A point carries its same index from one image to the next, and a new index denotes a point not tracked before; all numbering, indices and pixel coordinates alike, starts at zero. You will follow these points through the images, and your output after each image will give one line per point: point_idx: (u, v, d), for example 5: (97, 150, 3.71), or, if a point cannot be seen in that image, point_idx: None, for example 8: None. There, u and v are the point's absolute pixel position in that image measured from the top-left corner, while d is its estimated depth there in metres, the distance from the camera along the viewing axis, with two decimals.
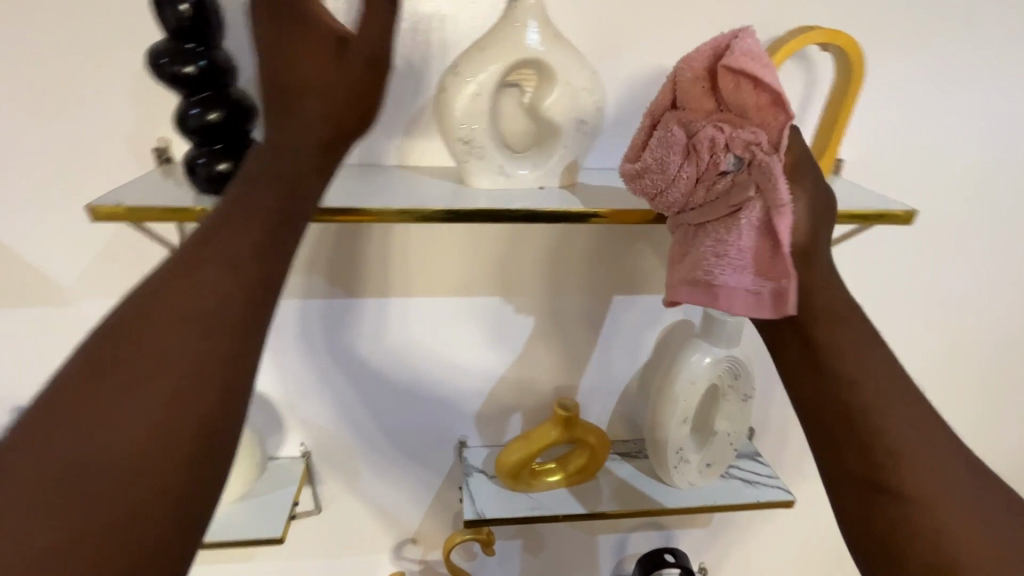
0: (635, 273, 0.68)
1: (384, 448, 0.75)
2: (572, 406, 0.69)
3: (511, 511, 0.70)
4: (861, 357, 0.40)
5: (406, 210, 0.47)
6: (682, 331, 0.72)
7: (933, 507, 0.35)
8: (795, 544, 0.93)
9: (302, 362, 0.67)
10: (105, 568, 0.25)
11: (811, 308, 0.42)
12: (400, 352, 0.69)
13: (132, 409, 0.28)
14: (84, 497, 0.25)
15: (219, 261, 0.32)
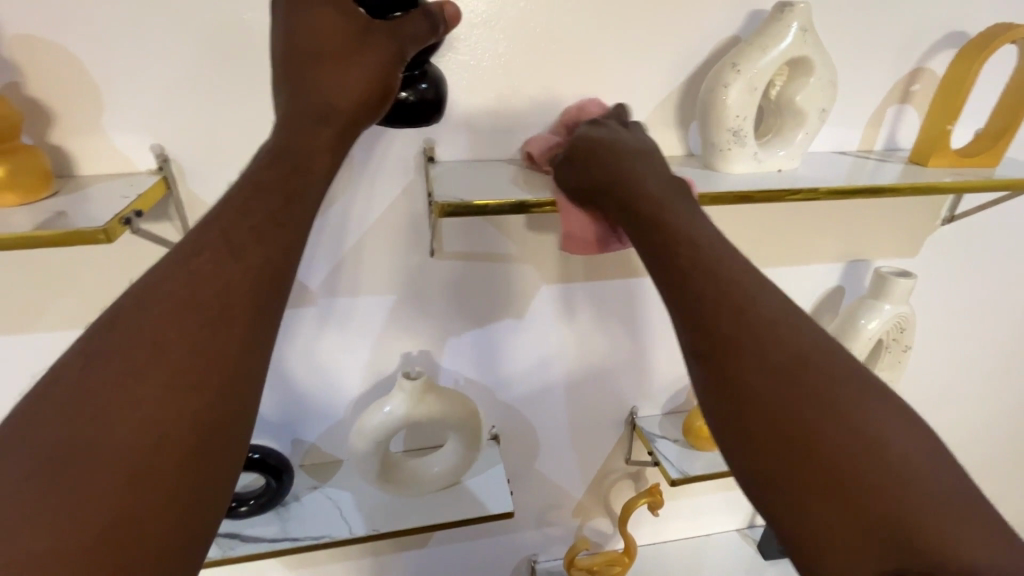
0: (797, 244, 0.77)
1: (564, 420, 0.82)
2: None
3: (705, 470, 0.77)
4: (751, 300, 0.38)
5: (700, 194, 0.54)
6: (834, 295, 0.82)
7: (853, 463, 0.32)
8: None
9: (450, 334, 0.71)
10: (85, 497, 0.27)
11: (675, 250, 0.41)
12: (592, 330, 0.76)
13: (149, 361, 0.30)
14: (75, 423, 0.28)
15: (241, 217, 0.36)
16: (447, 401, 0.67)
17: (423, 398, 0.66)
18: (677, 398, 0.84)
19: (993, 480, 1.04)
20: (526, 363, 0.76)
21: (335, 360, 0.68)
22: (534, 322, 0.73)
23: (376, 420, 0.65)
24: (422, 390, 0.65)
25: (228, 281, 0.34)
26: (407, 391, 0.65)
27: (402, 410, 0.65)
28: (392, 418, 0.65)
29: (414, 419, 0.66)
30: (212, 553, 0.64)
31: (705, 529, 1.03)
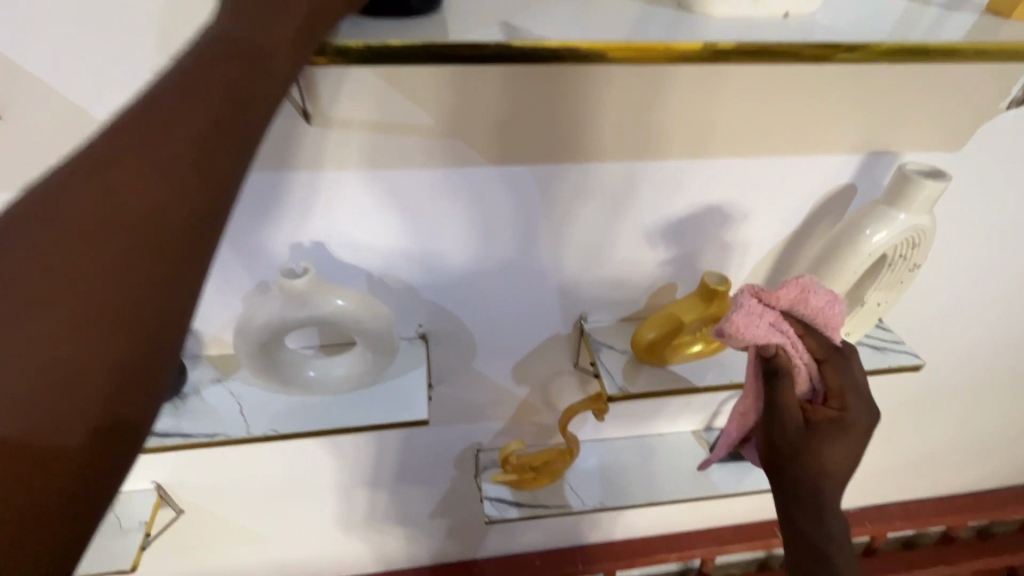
0: (803, 127, 0.60)
1: (503, 322, 0.73)
2: (721, 280, 0.65)
3: (651, 387, 0.69)
4: (828, 436, 0.54)
5: (657, 42, 0.37)
6: (842, 198, 0.67)
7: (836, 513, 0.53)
8: (876, 396, 0.99)
9: (418, 227, 0.62)
10: None
11: (823, 457, 0.53)
12: (530, 224, 0.64)
13: (43, 294, 0.27)
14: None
15: (172, 129, 0.30)
16: (342, 307, 0.57)
17: (311, 300, 0.56)
18: (632, 305, 0.74)
19: (956, 390, 1.00)
20: (452, 260, 0.65)
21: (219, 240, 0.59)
22: (532, 216, 0.63)
23: (257, 321, 0.56)
24: (308, 289, 0.55)
25: (150, 212, 0.30)
26: (291, 291, 0.55)
27: (286, 313, 0.56)
28: (272, 320, 0.56)
29: (302, 322, 0.57)
30: None
31: (657, 425, 1.01)
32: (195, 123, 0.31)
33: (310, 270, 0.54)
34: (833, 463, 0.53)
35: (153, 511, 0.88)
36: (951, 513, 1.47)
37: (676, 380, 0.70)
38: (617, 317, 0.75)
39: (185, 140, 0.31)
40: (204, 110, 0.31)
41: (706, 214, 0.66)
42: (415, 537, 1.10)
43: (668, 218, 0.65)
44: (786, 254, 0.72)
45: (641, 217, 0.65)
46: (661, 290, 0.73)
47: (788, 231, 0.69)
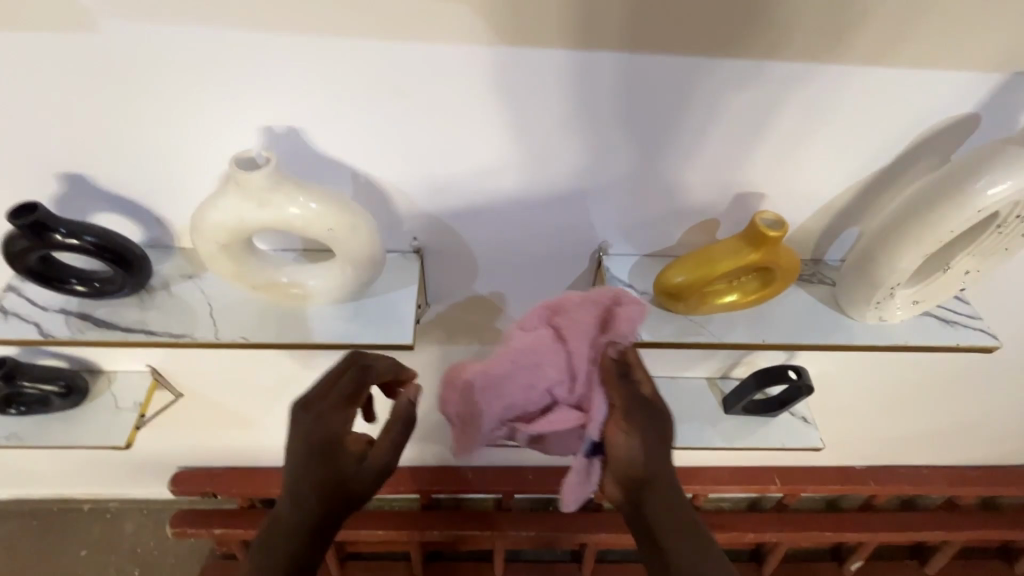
0: (917, 29, 0.45)
1: (510, 245, 0.64)
2: (776, 225, 0.53)
3: (668, 336, 0.61)
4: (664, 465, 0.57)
5: None
6: (956, 135, 0.53)
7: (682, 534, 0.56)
8: (925, 369, 0.88)
9: (484, 136, 0.52)
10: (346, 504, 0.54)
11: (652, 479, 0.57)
12: (554, 131, 0.52)
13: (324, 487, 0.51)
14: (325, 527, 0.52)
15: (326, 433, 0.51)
16: (309, 212, 0.47)
17: (273, 201, 0.46)
18: (663, 240, 0.64)
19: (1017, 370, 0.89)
20: (457, 167, 0.55)
21: (185, 112, 0.50)
22: (628, 136, 0.53)
23: (214, 220, 0.48)
24: (269, 186, 0.46)
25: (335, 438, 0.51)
26: (249, 187, 0.46)
27: (244, 211, 0.47)
28: (231, 220, 0.47)
29: (264, 226, 0.48)
30: (61, 332, 0.55)
31: (670, 367, 0.95)
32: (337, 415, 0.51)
33: (270, 163, 0.45)
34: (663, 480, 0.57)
35: (149, 393, 0.89)
36: (963, 484, 1.41)
37: (699, 333, 0.62)
38: (643, 251, 0.65)
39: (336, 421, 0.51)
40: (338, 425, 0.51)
41: (772, 138, 0.53)
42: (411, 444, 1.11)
43: (718, 140, 0.53)
44: (863, 199, 0.59)
45: (688, 137, 0.53)
46: (700, 226, 0.62)
47: (875, 170, 0.56)
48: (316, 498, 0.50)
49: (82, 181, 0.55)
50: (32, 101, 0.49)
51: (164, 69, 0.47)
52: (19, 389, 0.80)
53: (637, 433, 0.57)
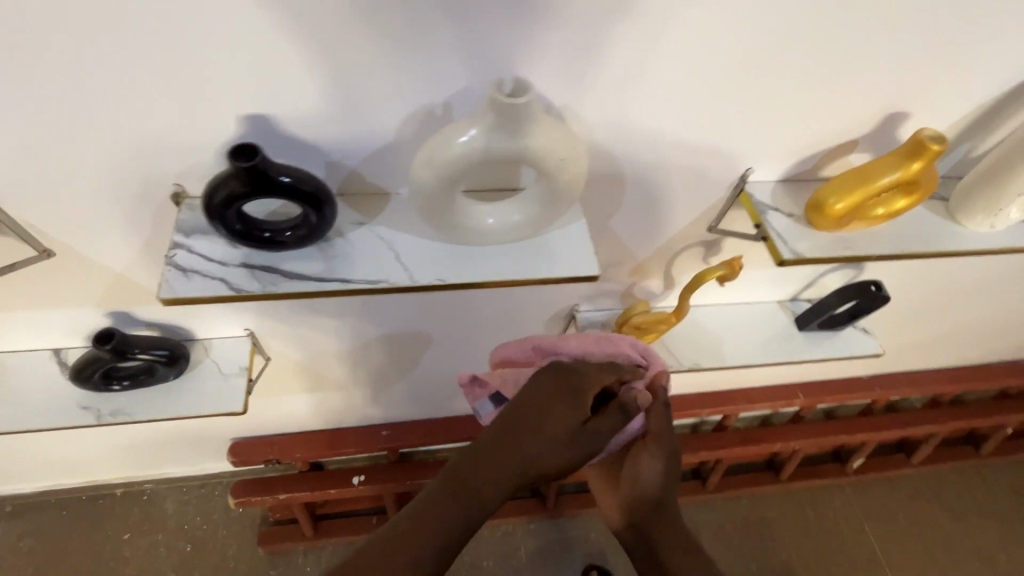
0: None
1: (662, 173, 0.69)
2: (938, 138, 0.58)
3: (824, 252, 0.66)
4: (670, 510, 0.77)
5: None
6: None
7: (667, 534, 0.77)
8: (974, 280, 0.99)
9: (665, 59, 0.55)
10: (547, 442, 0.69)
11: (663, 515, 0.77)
12: (741, 55, 0.56)
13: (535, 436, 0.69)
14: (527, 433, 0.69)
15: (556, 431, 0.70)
16: (552, 146, 0.51)
17: (527, 132, 0.49)
18: (800, 165, 0.69)
19: None
20: (642, 95, 0.58)
21: (405, 47, 0.51)
22: (793, 57, 0.57)
23: (456, 150, 0.50)
24: (528, 116, 0.49)
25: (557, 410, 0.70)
26: (508, 114, 0.48)
27: (498, 139, 0.49)
28: (476, 149, 0.50)
29: (507, 157, 0.51)
30: (251, 286, 0.53)
31: (747, 293, 1.03)
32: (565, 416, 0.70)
33: (532, 95, 0.48)
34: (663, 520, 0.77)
35: (251, 357, 0.87)
36: (955, 381, 1.61)
37: (848, 248, 0.67)
38: (780, 176, 0.70)
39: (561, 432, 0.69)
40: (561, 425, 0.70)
41: (927, 57, 0.58)
42: None
43: (870, 61, 0.58)
44: (983, 118, 0.66)
45: (845, 58, 0.58)
46: (839, 149, 0.67)
47: (1004, 88, 0.63)
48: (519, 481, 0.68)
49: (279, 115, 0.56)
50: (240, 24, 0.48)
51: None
52: (125, 362, 0.76)
53: (658, 460, 0.76)
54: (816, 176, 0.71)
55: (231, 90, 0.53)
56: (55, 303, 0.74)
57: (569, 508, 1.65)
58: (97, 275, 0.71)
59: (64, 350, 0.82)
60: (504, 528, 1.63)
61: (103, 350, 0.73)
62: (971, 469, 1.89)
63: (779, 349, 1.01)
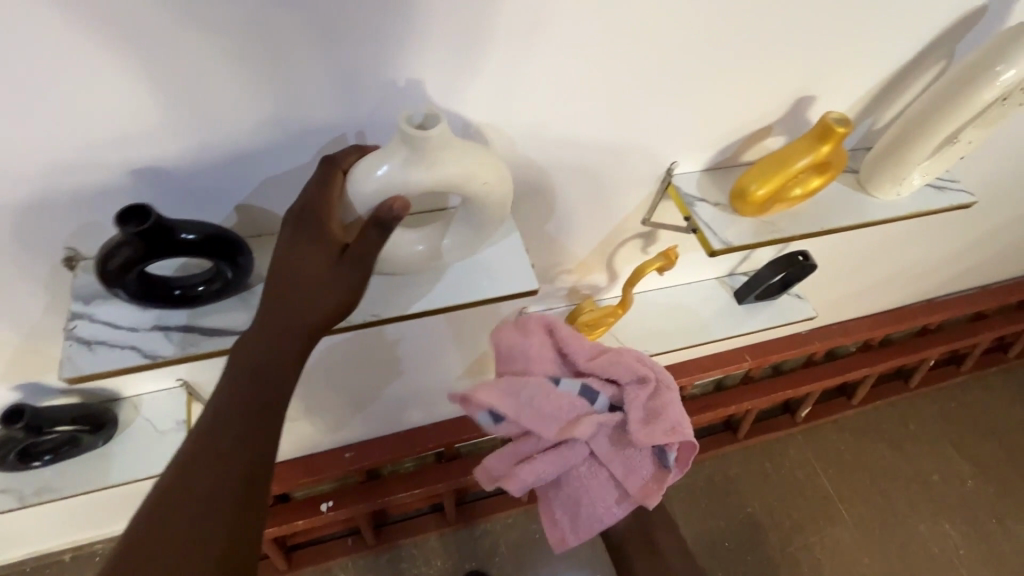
0: None
1: (588, 173, 0.69)
2: (843, 121, 0.61)
3: (751, 237, 0.68)
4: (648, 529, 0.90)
5: None
6: (955, 29, 0.64)
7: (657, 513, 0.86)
8: (890, 238, 1.06)
9: (570, 65, 0.56)
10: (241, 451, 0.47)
11: None
12: (648, 55, 0.57)
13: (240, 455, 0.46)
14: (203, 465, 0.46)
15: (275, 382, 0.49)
16: (469, 171, 0.51)
17: (439, 159, 0.49)
18: (721, 155, 0.71)
19: (953, 225, 1.09)
20: (556, 102, 0.59)
21: (305, 76, 0.51)
22: (697, 55, 0.58)
23: (372, 184, 0.50)
24: (440, 143, 0.49)
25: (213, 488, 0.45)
26: (418, 145, 0.48)
27: (413, 170, 0.49)
28: (392, 180, 0.50)
29: (428, 186, 0.51)
30: (169, 351, 0.50)
31: (688, 274, 1.05)
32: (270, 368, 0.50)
33: (441, 122, 0.49)
34: None
35: (188, 408, 0.81)
36: (882, 325, 1.73)
37: (772, 231, 0.69)
38: (702, 167, 0.72)
39: (241, 401, 0.48)
40: (254, 385, 0.49)
41: (823, 40, 0.61)
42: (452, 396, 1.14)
43: (770, 53, 0.60)
44: (881, 93, 0.70)
45: (746, 51, 0.59)
46: (755, 135, 0.70)
47: (896, 64, 0.66)
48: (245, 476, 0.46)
49: (191, 155, 0.55)
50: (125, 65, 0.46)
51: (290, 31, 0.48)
52: (42, 437, 0.69)
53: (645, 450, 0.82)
54: (737, 162, 0.73)
55: (132, 137, 0.51)
56: None
57: None
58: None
59: None
60: (483, 526, 1.64)
61: (13, 430, 0.66)
62: (903, 401, 2.06)
63: (723, 324, 1.05)
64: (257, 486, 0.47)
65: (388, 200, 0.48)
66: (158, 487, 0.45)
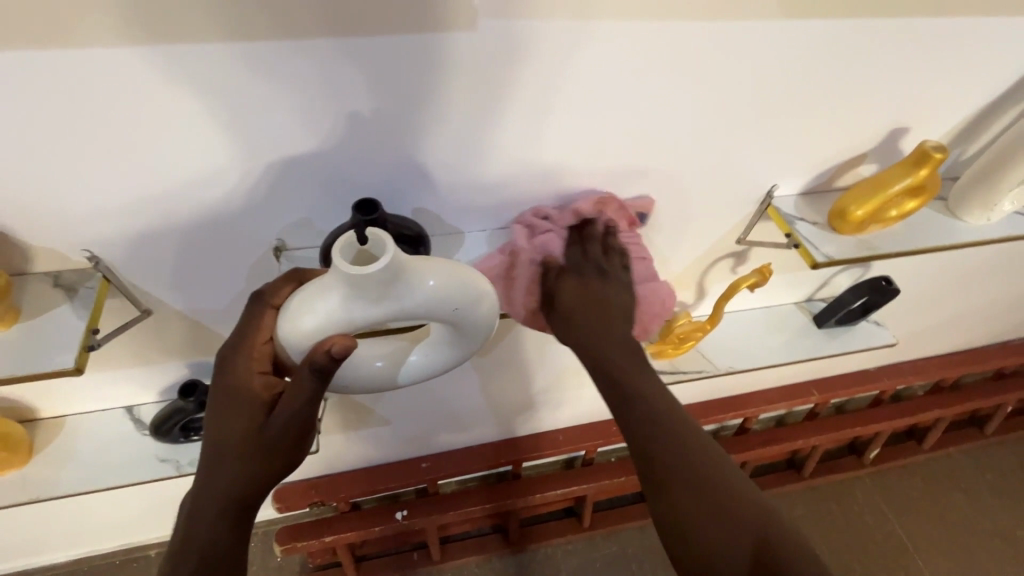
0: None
1: (692, 195, 0.77)
2: (941, 149, 0.67)
3: (852, 253, 0.74)
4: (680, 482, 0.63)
5: None
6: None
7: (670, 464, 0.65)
8: (974, 267, 1.08)
9: (688, 101, 0.64)
10: (227, 459, 0.61)
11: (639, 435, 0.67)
12: (767, 89, 0.65)
13: (230, 459, 0.61)
14: (211, 467, 0.61)
15: (239, 400, 0.62)
16: (434, 286, 0.56)
17: (396, 288, 0.54)
18: (817, 180, 0.78)
19: None
20: (681, 130, 0.68)
21: (477, 111, 0.61)
22: (800, 93, 0.66)
23: (315, 323, 0.55)
24: (385, 280, 0.53)
25: (219, 486, 0.60)
26: (361, 285, 0.53)
27: (356, 307, 0.54)
28: (330, 324, 0.55)
29: (379, 319, 0.55)
30: None
31: (769, 297, 1.10)
32: (239, 385, 0.63)
33: (384, 260, 0.52)
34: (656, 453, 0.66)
35: None
36: (956, 366, 1.70)
37: (869, 248, 0.75)
38: (800, 190, 0.79)
39: (230, 422, 0.62)
40: (229, 404, 0.62)
41: (918, 81, 0.68)
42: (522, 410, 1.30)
43: (865, 91, 0.67)
44: (967, 127, 0.76)
45: (843, 90, 0.67)
46: (849, 162, 0.76)
47: (989, 100, 0.73)
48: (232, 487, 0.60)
49: (368, 175, 0.65)
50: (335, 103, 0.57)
51: (480, 65, 0.57)
52: (204, 416, 0.79)
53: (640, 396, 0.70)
54: (830, 187, 0.79)
55: (337, 151, 0.62)
56: (137, 360, 0.78)
57: (605, 525, 1.67)
58: (183, 324, 0.76)
59: (136, 408, 0.85)
60: (543, 551, 1.65)
61: (187, 404, 0.77)
62: (980, 451, 1.98)
63: (803, 347, 1.08)
64: (248, 494, 0.61)
65: (321, 347, 0.54)
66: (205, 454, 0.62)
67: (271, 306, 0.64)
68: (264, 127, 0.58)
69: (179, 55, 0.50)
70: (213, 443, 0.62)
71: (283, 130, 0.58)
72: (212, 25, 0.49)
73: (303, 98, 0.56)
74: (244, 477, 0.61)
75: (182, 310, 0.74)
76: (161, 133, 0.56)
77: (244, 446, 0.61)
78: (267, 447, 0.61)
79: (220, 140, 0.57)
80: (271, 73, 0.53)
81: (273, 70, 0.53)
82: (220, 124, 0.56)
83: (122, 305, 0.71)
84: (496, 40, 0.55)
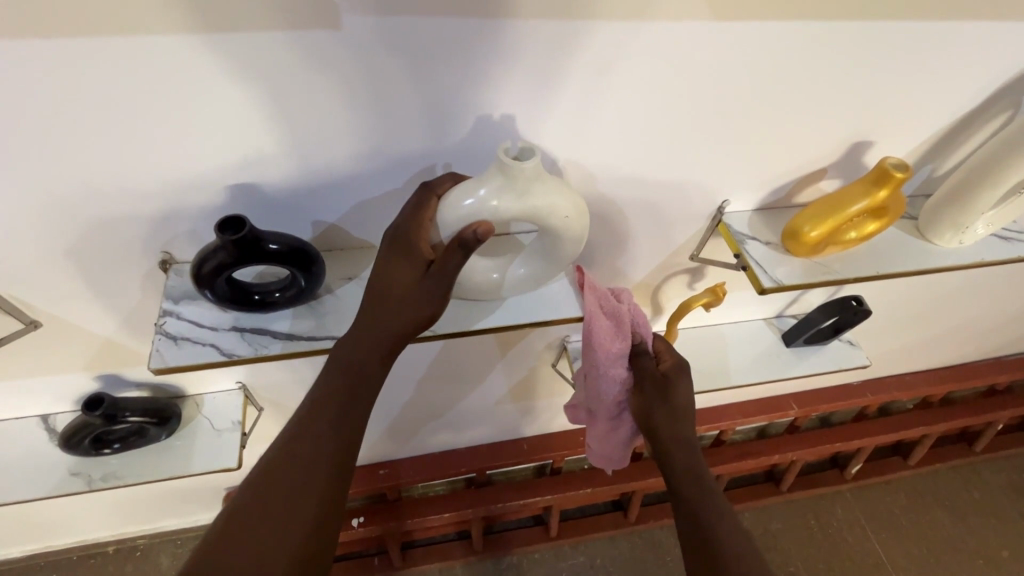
0: None
1: (637, 211, 0.70)
2: (902, 167, 0.61)
3: (805, 278, 0.68)
4: (698, 500, 0.70)
5: None
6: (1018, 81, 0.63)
7: (694, 485, 0.72)
8: (954, 287, 1.01)
9: (623, 111, 0.58)
10: (321, 435, 0.58)
11: (688, 459, 0.73)
12: (714, 98, 0.58)
13: (323, 436, 0.58)
14: (300, 444, 0.57)
15: (385, 284, 0.58)
16: (554, 198, 0.55)
17: (532, 190, 0.54)
18: (773, 196, 0.72)
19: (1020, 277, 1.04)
20: (611, 141, 0.61)
21: (374, 118, 0.54)
22: (748, 104, 0.60)
23: (460, 213, 0.55)
24: (534, 176, 0.53)
25: (311, 463, 0.57)
26: (514, 176, 0.53)
27: (505, 196, 0.54)
28: (479, 210, 0.54)
29: (514, 215, 0.55)
30: (244, 351, 0.59)
31: (736, 313, 1.04)
32: (389, 266, 0.58)
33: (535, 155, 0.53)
34: (688, 476, 0.72)
35: (244, 410, 0.86)
36: (943, 382, 1.63)
37: (826, 273, 0.69)
38: (754, 206, 0.73)
39: (369, 325, 0.58)
40: (378, 284, 0.58)
41: (879, 89, 0.61)
42: (478, 405, 1.31)
43: (820, 102, 0.61)
44: (941, 140, 0.69)
45: (796, 101, 0.60)
46: (809, 177, 0.70)
47: (960, 111, 0.66)
48: (333, 451, 0.58)
49: (266, 188, 0.59)
50: (213, 107, 0.51)
51: (357, 68, 0.50)
52: (115, 426, 0.75)
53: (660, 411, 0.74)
54: (790, 203, 0.73)
55: (221, 161, 0.55)
56: (41, 370, 0.73)
57: (572, 535, 1.63)
58: (84, 337, 0.71)
59: (52, 417, 0.81)
60: (509, 560, 1.61)
61: (93, 417, 0.72)
62: (967, 467, 1.92)
63: (769, 367, 1.02)
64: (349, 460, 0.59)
65: (473, 228, 0.53)
66: (292, 429, 0.59)
67: (439, 197, 0.58)
68: (133, 132, 0.51)
69: (6, 51, 0.44)
70: (309, 418, 0.59)
71: (154, 139, 0.52)
72: (40, 18, 0.43)
73: (175, 101, 0.50)
74: (334, 450, 0.58)
75: (79, 324, 0.69)
76: (9, 141, 0.49)
77: (341, 420, 0.59)
78: (411, 320, 0.58)
79: (86, 146, 0.51)
80: (131, 73, 0.47)
81: (134, 71, 0.47)
82: (83, 129, 0.50)
83: (5, 320, 0.65)
84: (389, 39, 0.48)
